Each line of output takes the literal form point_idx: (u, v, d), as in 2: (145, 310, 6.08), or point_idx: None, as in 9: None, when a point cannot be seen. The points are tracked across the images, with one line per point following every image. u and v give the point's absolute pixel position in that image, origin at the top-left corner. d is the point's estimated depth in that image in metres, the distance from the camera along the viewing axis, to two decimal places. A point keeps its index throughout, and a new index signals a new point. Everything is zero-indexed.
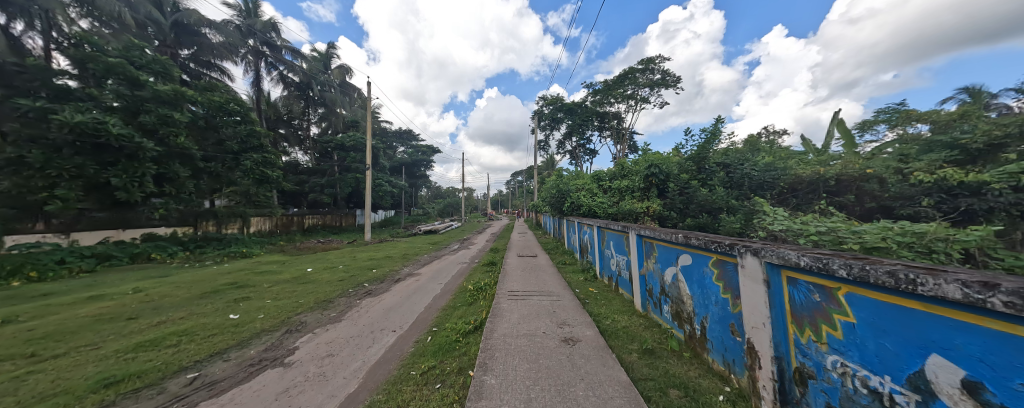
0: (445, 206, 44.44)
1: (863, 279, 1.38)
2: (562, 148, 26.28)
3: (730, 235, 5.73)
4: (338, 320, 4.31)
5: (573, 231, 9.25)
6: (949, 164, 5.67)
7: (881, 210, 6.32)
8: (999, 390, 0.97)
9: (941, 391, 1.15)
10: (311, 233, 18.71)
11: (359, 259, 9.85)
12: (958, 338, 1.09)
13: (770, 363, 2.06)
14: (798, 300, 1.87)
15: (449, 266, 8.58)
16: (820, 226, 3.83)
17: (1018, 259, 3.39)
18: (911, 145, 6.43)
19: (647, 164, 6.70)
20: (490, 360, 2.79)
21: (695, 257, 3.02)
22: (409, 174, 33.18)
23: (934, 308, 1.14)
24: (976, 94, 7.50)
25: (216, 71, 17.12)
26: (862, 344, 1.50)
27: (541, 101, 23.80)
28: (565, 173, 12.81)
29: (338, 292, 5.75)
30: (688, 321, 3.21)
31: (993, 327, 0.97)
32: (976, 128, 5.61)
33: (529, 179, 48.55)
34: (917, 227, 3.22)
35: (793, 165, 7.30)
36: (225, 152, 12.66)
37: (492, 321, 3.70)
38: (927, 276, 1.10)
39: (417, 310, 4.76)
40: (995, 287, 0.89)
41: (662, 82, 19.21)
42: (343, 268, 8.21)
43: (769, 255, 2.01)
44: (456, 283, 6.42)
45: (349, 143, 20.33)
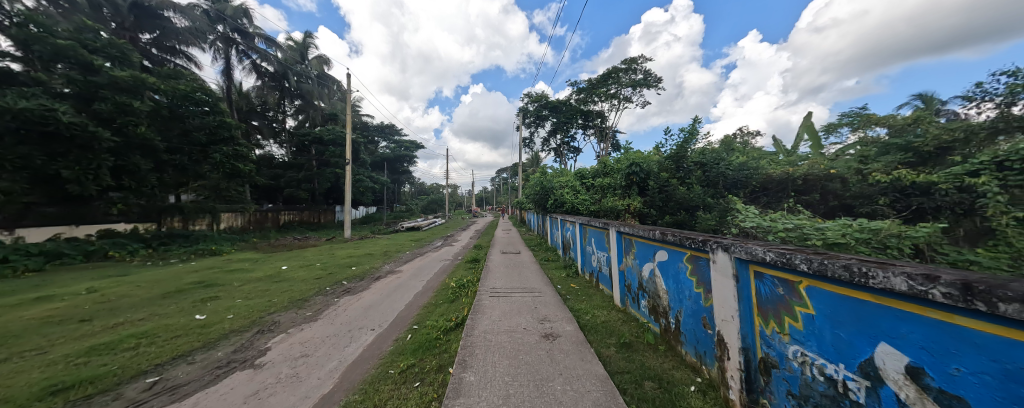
0: (428, 202, 43.42)
1: (822, 272, 1.47)
2: (546, 146, 26.26)
3: (706, 232, 5.95)
4: (314, 320, 4.16)
5: (556, 227, 9.28)
6: (903, 165, 6.14)
7: (842, 209, 6.64)
8: (942, 375, 1.05)
9: (888, 377, 1.25)
10: (286, 229, 18.02)
11: (337, 256, 9.55)
12: (903, 327, 1.18)
13: (738, 354, 2.16)
14: (764, 293, 1.96)
15: (431, 263, 8.42)
16: (787, 223, 3.88)
17: (960, 254, 3.72)
18: (870, 147, 6.89)
19: (629, 163, 6.84)
20: (469, 357, 2.79)
21: (671, 253, 3.10)
22: (392, 169, 32.57)
23: (884, 299, 1.22)
24: (929, 101, 8.08)
25: (181, 57, 15.77)
26: (821, 335, 1.58)
27: (526, 98, 23.76)
28: (549, 170, 12.74)
29: (314, 290, 5.57)
30: (663, 316, 3.30)
31: (933, 317, 1.05)
32: (928, 133, 6.12)
33: (510, 176, 49.46)
34: (873, 224, 3.43)
35: (765, 165, 7.33)
36: (191, 144, 11.90)
37: (473, 319, 3.67)
38: (876, 269, 1.18)
39: (397, 307, 4.67)
40: (935, 280, 0.98)
41: (644, 82, 19.54)
42: (320, 265, 7.95)
43: (737, 250, 2.10)
44: (438, 281, 6.33)
45: (327, 137, 19.57)
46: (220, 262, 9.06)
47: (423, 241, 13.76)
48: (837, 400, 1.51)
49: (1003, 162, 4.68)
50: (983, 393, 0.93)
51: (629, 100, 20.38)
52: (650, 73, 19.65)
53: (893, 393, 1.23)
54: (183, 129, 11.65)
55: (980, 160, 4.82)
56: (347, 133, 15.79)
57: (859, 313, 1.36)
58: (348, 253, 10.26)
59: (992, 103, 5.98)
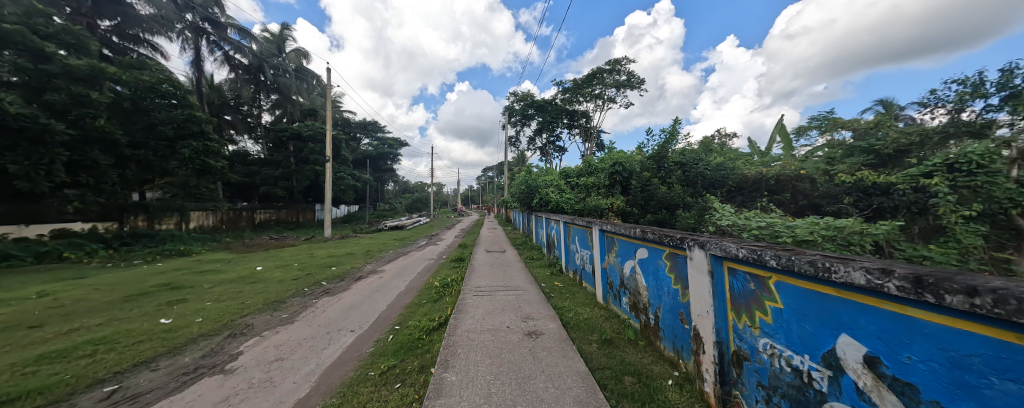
0: (412, 201, 42.69)
1: (789, 267, 1.54)
2: (532, 145, 26.32)
3: (685, 230, 6.13)
4: (290, 322, 4.03)
5: (541, 226, 9.33)
6: (866, 167, 6.52)
7: (810, 208, 6.82)
8: (895, 363, 1.12)
9: (847, 366, 1.33)
10: (263, 229, 17.34)
11: (316, 256, 9.25)
12: (861, 319, 1.25)
13: (712, 348, 2.23)
14: (737, 288, 2.04)
15: (415, 263, 8.29)
16: (760, 221, 3.99)
17: (914, 249, 3.98)
18: (837, 150, 7.30)
19: (612, 162, 6.94)
20: (451, 357, 2.77)
21: (651, 250, 3.17)
22: (375, 167, 31.83)
23: (845, 293, 1.29)
24: (889, 106, 8.59)
25: (146, 46, 14.86)
26: (788, 328, 1.65)
27: (512, 97, 23.77)
28: (534, 169, 12.75)
29: (291, 291, 5.39)
30: (643, 312, 3.38)
31: (889, 309, 1.12)
32: (888, 137, 6.48)
33: (497, 175, 49.39)
34: (838, 222, 3.63)
35: (741, 164, 7.27)
36: (157, 138, 11.24)
37: (456, 318, 3.64)
38: (838, 265, 1.25)
39: (379, 308, 4.58)
40: (891, 273, 1.04)
41: (627, 83, 19.88)
42: (298, 266, 7.68)
43: (713, 247, 2.17)
44: (422, 280, 6.24)
45: (306, 133, 18.88)
46: (189, 263, 8.62)
47: (407, 240, 13.52)
48: (801, 389, 1.59)
49: (953, 164, 4.98)
50: (931, 380, 1.00)
51: (613, 101, 20.72)
52: (633, 74, 20.01)
53: (853, 381, 1.30)
54: (147, 122, 11.01)
55: (933, 162, 5.15)
56: (328, 128, 15.31)
57: (823, 307, 1.43)
58: (327, 253, 9.95)
59: (944, 109, 6.42)
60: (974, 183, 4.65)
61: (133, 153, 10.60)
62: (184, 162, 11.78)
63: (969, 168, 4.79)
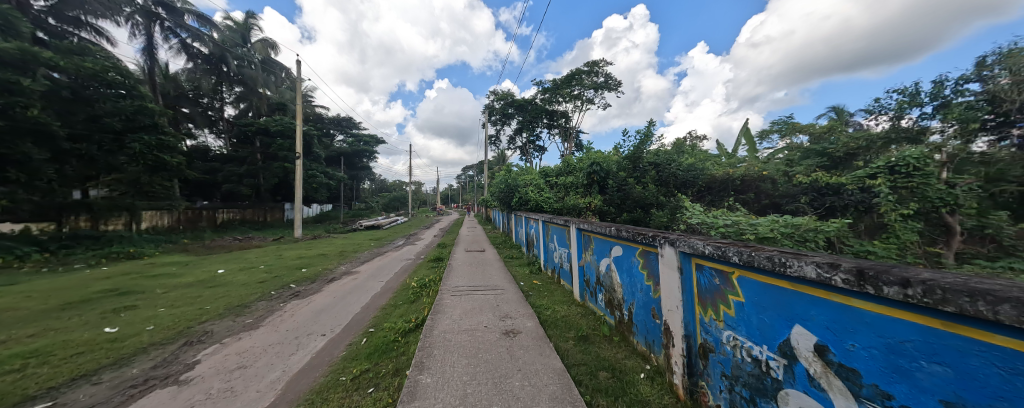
0: (391, 200, 41.61)
1: (750, 263, 1.63)
2: (512, 144, 26.36)
3: (659, 228, 6.39)
4: (255, 328, 3.82)
5: (521, 225, 9.35)
6: (820, 168, 7.07)
7: (771, 207, 7.31)
8: (840, 350, 1.21)
9: (801, 355, 1.42)
10: (227, 229, 16.29)
11: (285, 258, 8.82)
12: (812, 310, 1.34)
13: (681, 341, 2.33)
14: (703, 284, 2.13)
15: (391, 263, 8.10)
16: (727, 219, 4.17)
17: (862, 246, 4.37)
18: (796, 153, 7.88)
19: (590, 162, 7.07)
20: (427, 359, 2.73)
21: (626, 248, 3.26)
22: (348, 164, 30.46)
23: (799, 286, 1.38)
24: (840, 113, 9.34)
25: (89, 30, 13.29)
26: (748, 320, 1.74)
27: (492, 96, 23.73)
28: (514, 169, 12.76)
29: (256, 295, 5.11)
30: (618, 309, 3.46)
31: (836, 300, 1.21)
32: (840, 141, 7.04)
33: (478, 174, 49.07)
34: (795, 220, 3.89)
35: (709, 166, 7.49)
36: (102, 131, 10.32)
37: (433, 319, 3.59)
38: (793, 259, 1.34)
39: (352, 310, 4.44)
40: (836, 267, 1.13)
41: (605, 85, 20.34)
42: (265, 268, 7.30)
43: (682, 245, 2.26)
44: (399, 281, 6.10)
45: (273, 127, 17.87)
46: (139, 267, 7.97)
47: (383, 240, 13.15)
48: (760, 378, 1.69)
49: (894, 166, 5.36)
50: (870, 364, 1.10)
51: (591, 102, 21.14)
52: (611, 76, 20.49)
53: (805, 368, 1.40)
54: (91, 114, 10.10)
55: (877, 164, 5.54)
56: (300, 124, 14.60)
57: (779, 299, 1.52)
58: (297, 254, 9.52)
59: (887, 116, 7.04)
60: (912, 185, 5.09)
61: (72, 147, 9.75)
62: (134, 157, 10.82)
63: (908, 170, 5.20)
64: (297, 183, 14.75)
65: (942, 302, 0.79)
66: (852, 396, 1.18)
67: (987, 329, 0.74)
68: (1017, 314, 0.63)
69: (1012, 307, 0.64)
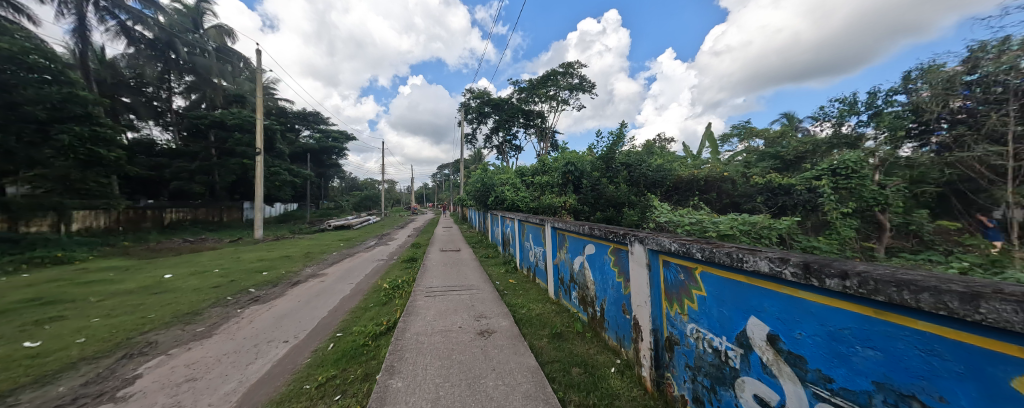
0: (363, 199, 40.01)
1: (711, 259, 1.73)
2: (489, 142, 26.26)
3: (630, 226, 6.65)
4: (208, 336, 3.56)
5: (497, 224, 9.34)
6: (773, 170, 7.83)
7: (731, 206, 7.81)
8: (789, 338, 1.33)
9: (756, 344, 1.53)
10: (175, 231, 14.87)
11: (243, 260, 8.24)
12: (766, 302, 1.45)
13: (649, 335, 2.42)
14: (669, 280, 2.23)
15: (362, 264, 7.81)
16: (692, 218, 4.41)
17: (807, 242, 4.74)
18: (754, 155, 8.63)
19: (565, 162, 7.20)
20: (398, 362, 2.66)
21: (598, 246, 3.35)
22: (315, 161, 28.50)
23: (754, 280, 1.49)
24: (791, 118, 10.11)
25: (4, 6, 11.72)
26: (709, 312, 1.85)
27: (468, 94, 23.58)
28: (491, 168, 12.70)
29: (209, 301, 4.75)
30: (591, 305, 3.55)
31: (785, 292, 1.32)
32: (791, 145, 7.84)
33: (454, 172, 48.49)
34: (752, 218, 4.17)
35: (677, 167, 7.85)
36: (22, 120, 9.36)
37: (405, 321, 3.50)
38: (749, 255, 1.44)
39: (318, 314, 4.24)
40: (787, 262, 1.24)
41: (579, 86, 20.78)
42: (220, 272, 6.78)
43: (651, 242, 2.35)
44: (369, 283, 5.88)
45: (229, 121, 16.59)
46: (68, 273, 7.11)
47: (354, 241, 12.64)
48: (718, 367, 1.80)
49: (836, 169, 5.79)
50: (814, 350, 1.21)
51: (566, 103, 21.53)
52: (585, 78, 20.96)
53: (759, 357, 1.51)
54: (7, 101, 8.97)
55: (822, 167, 5.97)
56: (257, 117, 14.01)
57: (737, 293, 1.63)
58: (257, 257, 8.92)
59: (830, 123, 7.73)
60: (850, 185, 5.59)
61: None
62: (62, 151, 9.66)
63: (847, 172, 5.66)
64: (257, 179, 13.92)
65: (874, 292, 0.90)
66: (799, 380, 1.30)
67: (911, 316, 0.85)
68: (939, 303, 0.73)
69: (933, 296, 0.75)
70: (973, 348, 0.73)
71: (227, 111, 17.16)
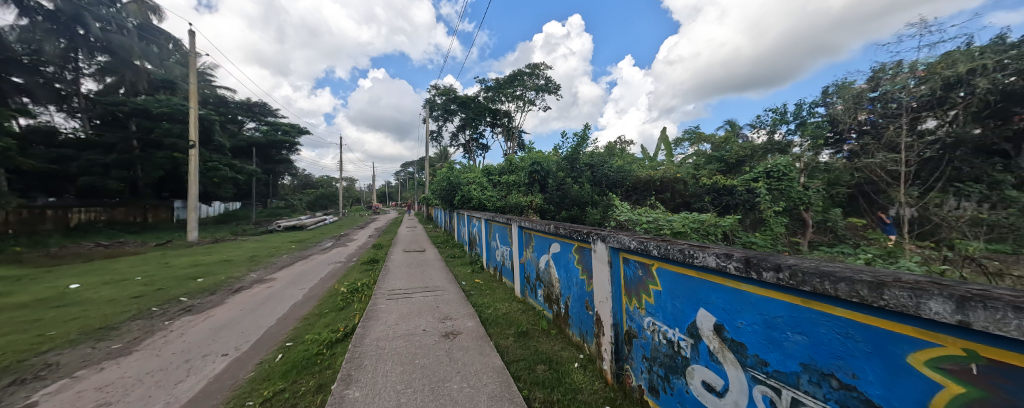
0: (319, 198, 37.40)
1: (666, 255, 1.84)
2: (456, 141, 25.93)
3: (593, 225, 6.91)
4: (128, 354, 3.12)
5: (463, 223, 9.24)
6: (718, 172, 8.55)
7: (683, 205, 8.40)
8: (732, 327, 1.47)
9: (704, 334, 1.66)
10: (85, 234, 12.78)
11: (173, 266, 7.33)
12: (713, 295, 1.57)
13: (610, 329, 2.52)
14: (629, 276, 2.33)
15: (316, 267, 7.31)
16: (649, 216, 4.68)
17: (745, 238, 5.21)
18: (703, 158, 9.29)
19: (531, 162, 7.32)
20: (356, 370, 2.53)
21: (563, 244, 3.43)
22: (263, 157, 26.26)
23: (703, 274, 1.61)
24: (733, 125, 11.13)
25: None
26: (663, 306, 1.96)
27: (433, 90, 23.20)
28: (457, 166, 12.53)
29: (129, 313, 4.17)
30: (556, 303, 3.63)
31: (729, 285, 1.46)
32: (733, 150, 8.59)
33: (419, 170, 47.20)
34: (702, 217, 4.53)
35: (636, 168, 8.35)
36: None
37: (364, 327, 3.33)
38: (699, 252, 1.56)
39: (265, 323, 3.91)
40: (731, 257, 1.37)
41: (545, 88, 21.26)
42: (142, 280, 5.95)
43: (612, 240, 2.44)
44: (326, 287, 5.53)
45: (156, 109, 14.65)
46: None
47: (307, 243, 11.78)
48: (672, 357, 1.91)
49: (769, 172, 6.57)
50: (753, 337, 1.36)
51: (533, 103, 21.90)
52: (551, 80, 21.48)
53: (706, 345, 1.64)
54: None
55: (758, 170, 6.70)
56: (191, 105, 12.61)
57: (687, 287, 1.75)
58: (190, 262, 7.97)
59: (766, 130, 8.62)
60: (782, 186, 6.32)
61: None
62: None
63: (779, 175, 6.43)
64: (190, 175, 12.64)
65: (802, 282, 1.05)
66: (740, 365, 1.43)
67: (831, 304, 1.01)
68: (853, 292, 0.90)
69: (848, 285, 0.91)
70: (876, 329, 0.90)
71: (156, 97, 15.16)
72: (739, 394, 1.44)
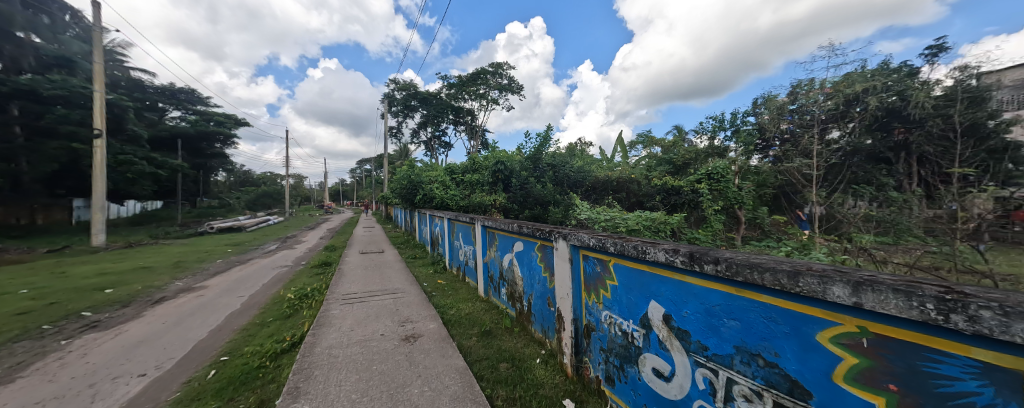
0: (262, 196, 33.97)
1: (621, 252, 1.94)
2: (417, 138, 25.24)
3: (555, 224, 7.08)
4: (7, 383, 2.59)
5: (425, 223, 9.01)
6: (667, 173, 9.26)
7: (636, 204, 8.95)
8: (678, 316, 1.59)
9: (654, 324, 1.77)
10: None
11: (72, 277, 6.22)
12: (662, 287, 1.69)
13: (570, 324, 2.59)
14: (588, 272, 2.42)
15: (259, 273, 6.66)
16: (607, 215, 4.92)
17: (691, 234, 5.66)
18: (655, 160, 9.96)
19: (495, 161, 7.35)
20: (305, 382, 2.34)
21: (526, 243, 3.48)
22: (191, 151, 23.05)
23: (654, 268, 1.72)
24: (680, 130, 12.09)
25: None
26: (619, 300, 2.06)
27: (392, 84, 22.40)
28: (419, 164, 12.17)
29: (9, 335, 3.46)
30: (518, 301, 3.68)
31: (676, 278, 1.58)
32: (681, 154, 9.34)
33: (378, 167, 45.00)
34: (653, 216, 4.87)
35: (595, 169, 8.75)
36: None
37: (315, 335, 3.11)
38: (651, 248, 1.67)
39: (196, 337, 3.48)
40: (678, 252, 1.48)
41: (508, 87, 21.41)
42: (26, 294, 4.95)
43: (572, 238, 2.51)
44: (269, 294, 5.05)
45: (49, 91, 12.25)
46: None
47: (246, 246, 10.66)
48: (626, 347, 2.02)
49: (710, 174, 7.23)
50: (696, 324, 1.48)
51: (496, 102, 21.97)
52: (513, 80, 21.70)
53: (656, 335, 1.75)
54: None
55: (700, 172, 7.36)
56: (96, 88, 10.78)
57: (640, 281, 1.86)
58: (95, 271, 6.81)
59: (708, 136, 9.48)
60: (721, 187, 7.00)
61: None
62: None
63: (720, 177, 7.10)
64: (93, 170, 10.87)
65: (734, 273, 1.19)
66: (685, 351, 1.55)
67: (759, 292, 1.14)
68: (776, 281, 1.03)
69: (772, 275, 1.04)
70: (793, 312, 1.04)
71: (47, 76, 12.58)
72: (684, 377, 1.57)
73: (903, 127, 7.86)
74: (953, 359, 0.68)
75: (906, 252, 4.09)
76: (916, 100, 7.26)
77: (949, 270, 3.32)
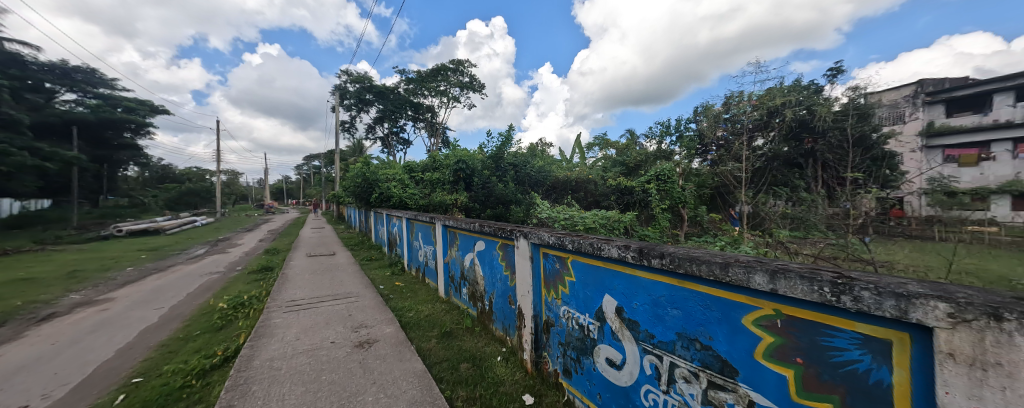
0: (186, 194, 29.76)
1: (579, 249, 2.02)
2: (372, 133, 24.07)
3: (516, 223, 7.12)
4: None
5: (382, 223, 8.61)
6: (621, 174, 9.87)
7: (593, 203, 9.37)
8: (629, 308, 1.69)
9: (608, 316, 1.87)
10: None
11: None
12: (615, 281, 1.79)
13: (531, 320, 2.64)
14: (548, 269, 2.48)
15: (183, 281, 5.88)
16: (566, 214, 5.10)
17: (640, 232, 6.05)
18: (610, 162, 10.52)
19: (456, 160, 7.29)
20: (241, 399, 2.13)
21: (487, 242, 3.47)
22: (90, 140, 19.62)
23: (608, 263, 1.82)
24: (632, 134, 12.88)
25: None
26: (576, 295, 2.15)
27: (344, 76, 21.14)
28: (375, 162, 11.59)
29: None
30: (480, 300, 3.67)
31: (627, 272, 1.68)
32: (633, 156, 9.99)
33: (331, 164, 41.90)
34: (609, 214, 5.13)
35: (555, 170, 8.99)
36: None
37: (253, 347, 2.83)
38: (605, 245, 1.76)
39: (100, 358, 2.99)
40: (630, 248, 1.58)
41: (469, 85, 21.17)
42: None
43: (533, 237, 2.55)
44: (196, 305, 4.48)
45: None
46: None
47: (166, 251, 9.31)
48: (582, 340, 2.11)
49: (659, 175, 7.81)
50: (644, 315, 1.59)
51: (457, 100, 21.66)
52: (475, 78, 21.52)
53: (609, 326, 1.86)
54: None
55: (649, 174, 7.93)
56: None
57: (595, 276, 1.95)
58: None
59: (657, 140, 10.23)
60: (667, 188, 7.60)
61: None
62: None
63: (667, 178, 7.71)
64: None
65: (677, 266, 1.30)
66: (634, 340, 1.67)
67: (697, 282, 1.27)
68: (711, 272, 1.15)
69: (707, 267, 1.16)
70: (723, 299, 1.17)
71: None
72: (633, 364, 1.68)
73: (811, 136, 9.17)
74: (842, 333, 0.83)
75: (812, 244, 4.74)
76: (821, 114, 8.68)
77: (840, 258, 4.17)
